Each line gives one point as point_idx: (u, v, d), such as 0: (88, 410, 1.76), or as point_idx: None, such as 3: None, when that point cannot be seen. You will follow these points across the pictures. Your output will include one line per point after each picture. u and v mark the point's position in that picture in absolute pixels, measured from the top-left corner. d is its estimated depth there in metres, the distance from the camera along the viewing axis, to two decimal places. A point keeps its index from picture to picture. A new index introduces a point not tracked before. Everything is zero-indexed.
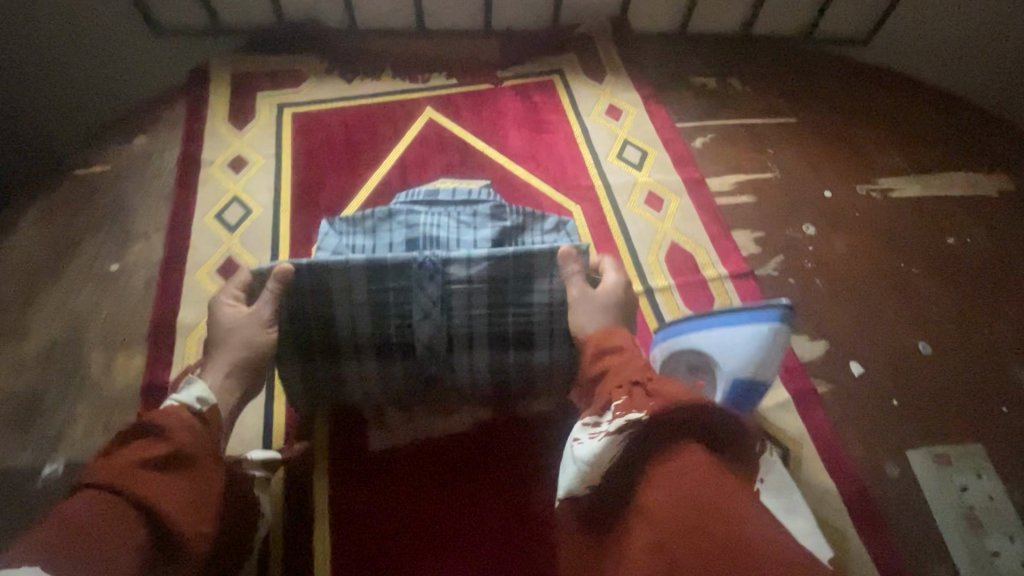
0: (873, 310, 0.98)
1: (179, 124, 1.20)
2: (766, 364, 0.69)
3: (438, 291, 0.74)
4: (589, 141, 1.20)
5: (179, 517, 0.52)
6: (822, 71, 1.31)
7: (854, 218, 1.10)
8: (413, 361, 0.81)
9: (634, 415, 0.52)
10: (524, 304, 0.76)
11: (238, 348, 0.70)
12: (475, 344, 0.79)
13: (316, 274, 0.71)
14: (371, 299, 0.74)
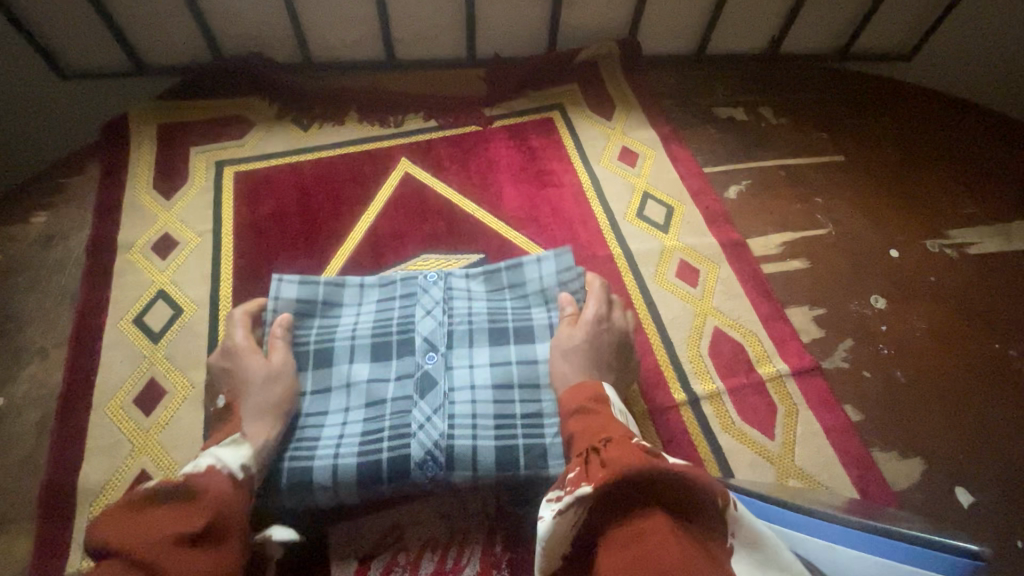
0: (970, 412, 0.79)
1: (90, 196, 0.96)
2: None
3: (442, 289, 0.73)
4: (602, 196, 0.98)
5: None
6: (862, 100, 1.13)
7: (930, 283, 0.90)
8: (408, 364, 0.68)
9: (583, 488, 0.42)
10: (523, 305, 0.74)
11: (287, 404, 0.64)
12: (478, 344, 0.70)
13: (333, 286, 0.74)
14: (378, 311, 0.73)
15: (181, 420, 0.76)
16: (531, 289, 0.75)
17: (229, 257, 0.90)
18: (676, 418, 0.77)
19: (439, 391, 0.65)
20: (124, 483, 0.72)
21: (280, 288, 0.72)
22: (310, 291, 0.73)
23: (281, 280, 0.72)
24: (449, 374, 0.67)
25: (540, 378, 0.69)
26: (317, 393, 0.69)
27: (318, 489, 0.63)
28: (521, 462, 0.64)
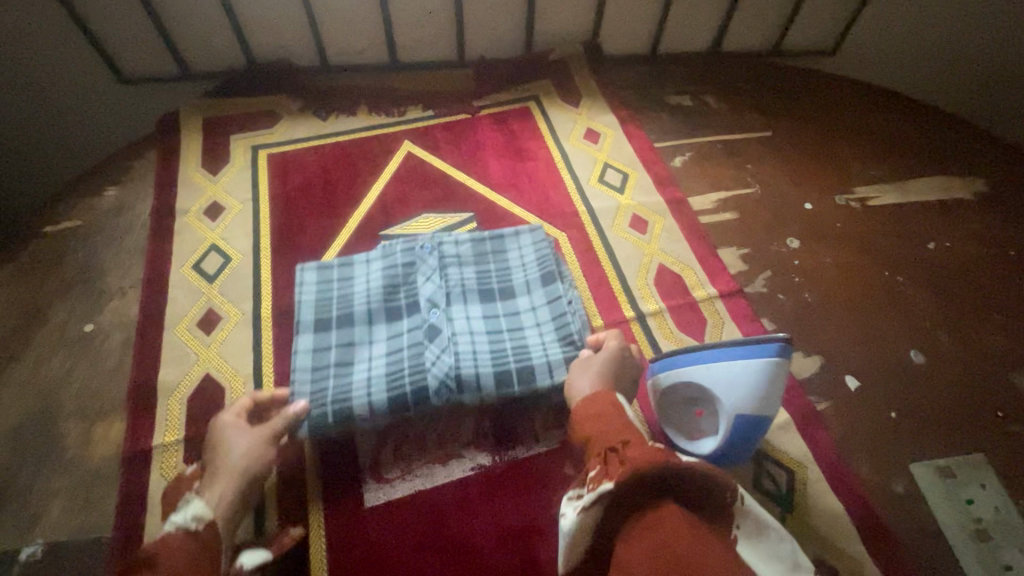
0: (864, 322, 0.98)
1: (151, 175, 1.17)
2: (768, 397, 0.66)
3: (436, 259, 0.93)
4: (570, 166, 1.20)
5: None
6: (789, 88, 1.34)
7: (836, 229, 1.11)
8: (416, 320, 0.88)
9: (605, 485, 0.58)
10: (504, 267, 0.95)
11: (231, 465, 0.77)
12: (469, 300, 0.90)
13: (344, 265, 0.95)
14: (385, 275, 0.93)
15: (235, 338, 0.96)
16: (510, 253, 0.97)
17: (267, 219, 1.11)
18: (627, 329, 0.97)
19: (444, 335, 0.85)
20: (192, 383, 0.91)
21: (302, 275, 0.94)
22: (326, 273, 0.94)
23: (302, 269, 0.95)
24: (449, 321, 0.87)
25: (521, 322, 0.89)
26: (344, 348, 0.87)
27: (358, 420, 0.81)
28: (515, 379, 0.83)
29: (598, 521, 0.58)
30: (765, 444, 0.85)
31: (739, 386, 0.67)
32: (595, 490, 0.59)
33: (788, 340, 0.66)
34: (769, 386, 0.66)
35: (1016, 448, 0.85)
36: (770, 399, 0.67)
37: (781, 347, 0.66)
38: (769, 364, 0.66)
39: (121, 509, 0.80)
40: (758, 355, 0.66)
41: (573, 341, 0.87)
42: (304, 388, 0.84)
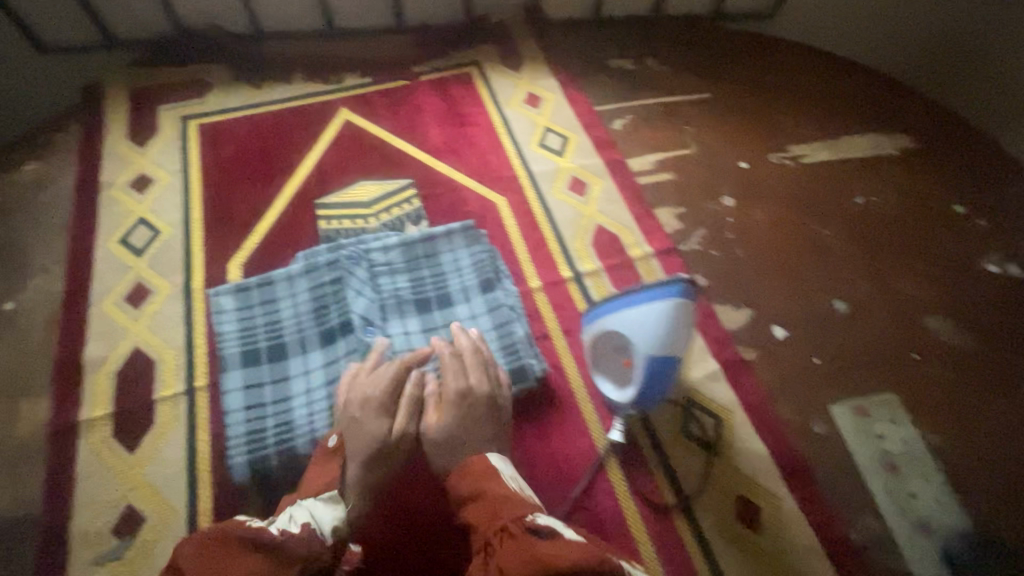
0: (793, 275, 1.02)
1: (74, 148, 1.13)
2: (675, 336, 0.71)
3: (364, 271, 0.91)
4: (510, 131, 1.19)
5: None
6: (728, 51, 1.35)
7: (768, 185, 1.14)
8: (352, 342, 0.85)
9: None
10: (438, 272, 0.94)
11: (365, 443, 0.71)
12: (405, 313, 0.90)
13: (265, 286, 0.89)
14: (312, 294, 0.89)
15: (165, 311, 0.94)
16: (443, 256, 0.95)
17: (198, 190, 1.08)
18: (565, 289, 0.99)
19: (384, 358, 0.84)
20: (121, 357, 0.89)
21: (219, 301, 0.87)
22: (246, 297, 0.88)
23: (217, 295, 0.87)
24: (389, 342, 0.86)
25: None
26: (278, 382, 0.82)
27: (304, 459, 0.77)
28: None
29: None
30: (694, 393, 0.89)
31: (650, 328, 0.72)
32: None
33: (691, 280, 0.71)
34: (676, 326, 0.71)
35: (929, 385, 0.89)
36: (679, 340, 0.72)
37: (683, 287, 0.71)
38: (673, 304, 0.71)
39: (47, 485, 0.79)
40: (663, 297, 0.71)
41: (516, 349, 0.88)
42: (238, 431, 0.78)
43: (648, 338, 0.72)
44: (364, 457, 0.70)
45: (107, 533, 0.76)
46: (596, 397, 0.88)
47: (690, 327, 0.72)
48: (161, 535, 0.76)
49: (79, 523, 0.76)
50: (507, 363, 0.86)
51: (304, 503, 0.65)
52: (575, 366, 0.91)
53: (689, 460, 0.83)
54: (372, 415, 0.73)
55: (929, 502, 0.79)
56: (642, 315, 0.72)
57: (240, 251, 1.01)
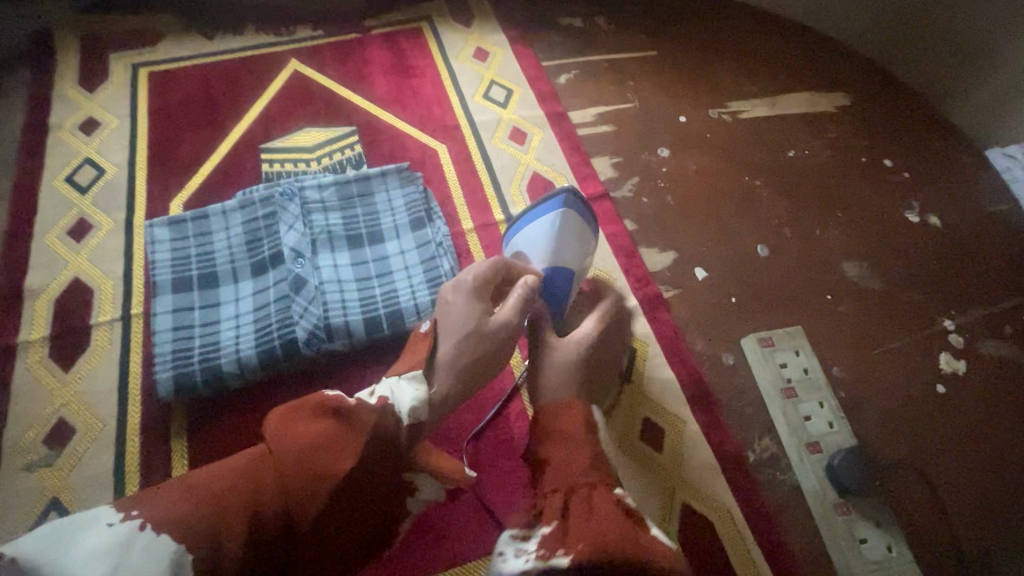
0: (719, 222, 1.05)
1: (23, 91, 1.15)
2: (565, 240, 0.86)
3: (298, 207, 0.94)
4: (456, 83, 1.22)
5: (283, 445, 0.58)
6: (678, 11, 1.37)
7: (704, 139, 1.17)
8: (281, 273, 0.89)
9: (557, 559, 0.54)
10: (371, 211, 0.98)
11: (466, 326, 0.71)
12: (336, 248, 0.93)
13: (199, 220, 0.92)
14: (245, 227, 0.92)
15: (106, 244, 0.97)
16: (377, 196, 0.99)
17: (144, 133, 1.10)
18: (497, 231, 1.02)
19: (311, 287, 0.87)
20: (60, 286, 0.92)
21: (153, 232, 0.89)
22: (180, 229, 0.91)
23: (152, 227, 0.90)
24: (317, 273, 0.90)
25: (390, 266, 0.93)
26: (208, 307, 0.86)
27: (228, 377, 0.82)
28: (384, 322, 0.88)
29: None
30: None
31: (545, 238, 0.87)
32: (545, 560, 0.55)
33: (571, 192, 0.89)
34: (563, 233, 0.87)
35: (833, 324, 0.95)
36: (570, 245, 0.87)
37: (563, 198, 0.88)
38: (558, 215, 0.87)
39: None
40: (549, 210, 0.88)
41: (441, 282, 0.91)
42: (167, 350, 0.83)
43: (543, 246, 0.86)
44: (458, 340, 0.70)
45: (38, 444, 0.79)
46: None
47: (577, 231, 0.87)
48: (91, 446, 0.80)
49: (13, 434, 0.80)
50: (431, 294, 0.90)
51: (392, 379, 0.67)
52: None
53: None
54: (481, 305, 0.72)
55: (819, 424, 0.86)
56: (535, 229, 0.87)
57: (181, 191, 1.03)
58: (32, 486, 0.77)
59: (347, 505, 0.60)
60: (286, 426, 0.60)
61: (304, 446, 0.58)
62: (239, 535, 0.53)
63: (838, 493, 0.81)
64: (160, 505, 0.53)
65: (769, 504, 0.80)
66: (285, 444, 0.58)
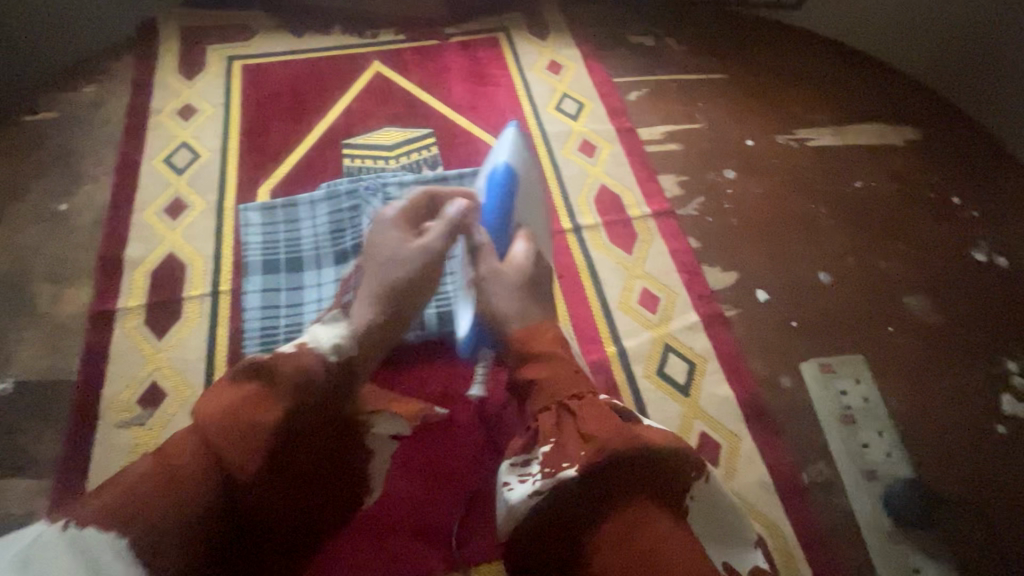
0: (782, 246, 1.07)
1: (128, 76, 1.23)
2: (516, 156, 0.87)
3: (380, 200, 1.00)
4: (529, 94, 1.26)
5: (202, 420, 0.61)
6: (748, 37, 1.39)
7: (771, 163, 1.18)
8: None
9: (566, 471, 0.60)
10: None
11: (376, 269, 0.76)
12: None
13: (289, 207, 0.98)
14: (331, 217, 0.98)
15: (199, 224, 1.04)
16: None
17: (236, 123, 1.17)
18: (564, 238, 1.05)
19: None
20: (157, 260, 0.99)
21: (247, 217, 0.98)
22: (271, 215, 0.98)
23: (246, 211, 0.98)
24: None
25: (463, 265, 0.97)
26: (292, 290, 0.92)
27: None
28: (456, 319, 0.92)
29: (552, 501, 0.60)
30: (672, 340, 0.95)
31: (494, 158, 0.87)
32: (552, 475, 0.61)
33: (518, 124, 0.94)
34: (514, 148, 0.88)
35: (895, 356, 0.96)
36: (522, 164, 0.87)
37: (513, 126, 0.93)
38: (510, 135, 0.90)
39: (86, 358, 0.88)
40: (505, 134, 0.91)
41: None
42: (255, 328, 0.89)
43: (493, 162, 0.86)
44: (383, 279, 0.75)
45: (133, 404, 0.85)
46: (580, 333, 0.95)
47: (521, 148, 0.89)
48: (180, 410, 0.86)
49: (111, 393, 0.86)
50: None
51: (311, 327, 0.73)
52: (565, 306, 0.98)
53: (661, 397, 0.90)
54: (394, 243, 0.77)
55: (878, 452, 0.87)
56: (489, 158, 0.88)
57: (269, 180, 1.10)
58: (126, 443, 0.82)
59: (292, 462, 0.63)
60: (204, 403, 0.63)
61: (224, 416, 0.61)
62: (193, 535, 0.57)
63: (895, 523, 0.82)
64: (101, 504, 0.56)
65: (822, 528, 0.82)
66: (209, 418, 0.61)
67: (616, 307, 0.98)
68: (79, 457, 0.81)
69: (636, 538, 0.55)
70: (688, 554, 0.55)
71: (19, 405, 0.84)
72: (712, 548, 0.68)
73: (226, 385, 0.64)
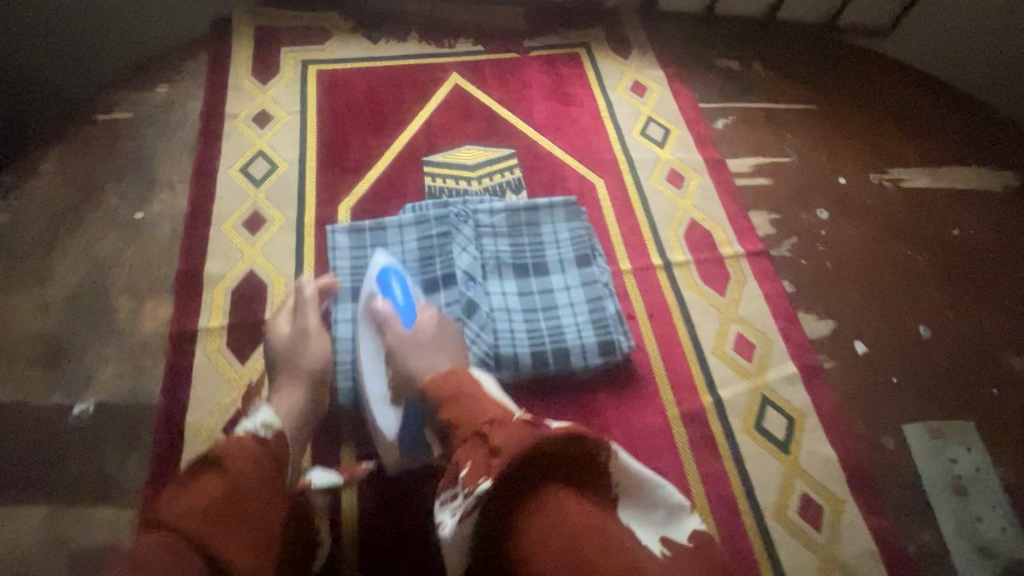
0: (880, 295, 1.03)
1: (201, 76, 1.19)
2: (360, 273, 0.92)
3: (471, 229, 0.97)
4: (614, 116, 1.22)
5: (176, 519, 0.50)
6: (836, 66, 1.34)
7: (864, 205, 1.14)
8: (453, 294, 0.93)
9: (483, 485, 0.54)
10: (537, 241, 0.99)
11: (296, 355, 0.80)
12: (503, 274, 0.96)
13: (377, 232, 0.97)
14: (420, 244, 0.96)
15: (279, 240, 1.00)
16: (543, 227, 1.00)
17: (314, 132, 1.13)
18: (654, 274, 1.01)
19: (482, 313, 0.91)
20: (238, 277, 0.95)
21: (335, 239, 0.96)
22: (360, 239, 0.96)
23: (335, 234, 0.96)
24: (487, 298, 0.93)
25: (555, 301, 0.94)
26: None
27: None
28: (550, 359, 0.89)
29: (480, 519, 0.54)
30: (770, 392, 0.91)
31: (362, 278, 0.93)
32: (470, 494, 0.55)
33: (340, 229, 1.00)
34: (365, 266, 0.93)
35: (1002, 421, 0.91)
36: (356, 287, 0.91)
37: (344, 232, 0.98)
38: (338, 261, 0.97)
39: (168, 380, 0.85)
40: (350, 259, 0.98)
41: (606, 324, 0.92)
42: (346, 359, 0.88)
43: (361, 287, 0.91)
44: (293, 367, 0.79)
45: (216, 432, 0.82)
46: (674, 378, 0.91)
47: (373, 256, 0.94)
48: None
49: (194, 419, 0.83)
50: (597, 336, 0.91)
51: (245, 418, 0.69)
52: (657, 348, 0.94)
53: (760, 453, 0.86)
54: (301, 336, 0.83)
55: (991, 527, 0.83)
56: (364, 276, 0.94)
57: (349, 196, 1.06)
58: None
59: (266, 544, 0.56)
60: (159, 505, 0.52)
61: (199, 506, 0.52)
62: None
63: None
64: None
65: None
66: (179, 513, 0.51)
67: (711, 353, 0.94)
68: (162, 487, 0.78)
69: (572, 540, 0.50)
70: (623, 554, 0.49)
71: (101, 428, 0.81)
72: (643, 530, 0.58)
73: (187, 483, 0.55)
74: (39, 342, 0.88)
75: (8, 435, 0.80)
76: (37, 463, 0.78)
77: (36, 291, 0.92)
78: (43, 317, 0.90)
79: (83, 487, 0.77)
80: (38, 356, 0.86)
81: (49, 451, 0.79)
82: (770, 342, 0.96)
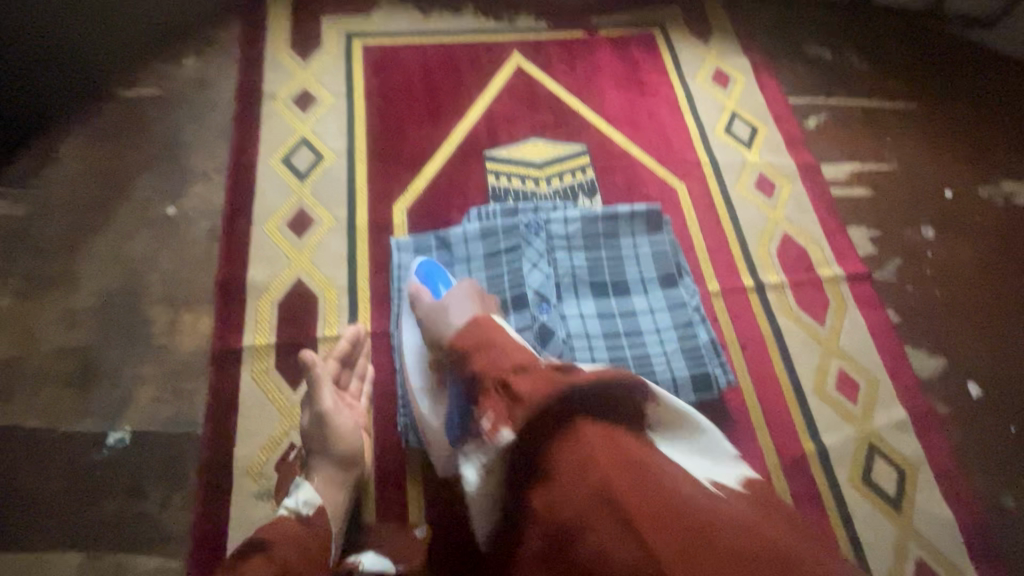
0: (994, 328, 0.92)
1: (234, 47, 1.05)
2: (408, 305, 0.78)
3: (543, 242, 0.85)
4: (695, 110, 1.08)
5: None
6: (940, 57, 1.19)
7: (974, 222, 1.02)
8: (524, 318, 0.81)
9: (503, 435, 0.49)
10: (616, 256, 0.87)
11: (319, 446, 0.68)
12: (580, 294, 0.84)
13: (442, 247, 0.86)
14: (487, 260, 0.85)
15: (329, 245, 0.89)
16: (622, 240, 0.88)
17: (362, 119, 1.01)
18: (746, 298, 0.91)
19: (558, 341, 0.79)
20: (285, 286, 0.85)
21: (399, 256, 0.86)
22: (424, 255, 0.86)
23: (399, 248, 0.86)
24: (564, 324, 0.81)
25: (639, 325, 0.82)
26: None
27: None
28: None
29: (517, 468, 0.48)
30: (877, 439, 0.82)
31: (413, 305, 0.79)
32: (492, 440, 0.49)
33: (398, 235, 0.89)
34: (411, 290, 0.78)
35: None
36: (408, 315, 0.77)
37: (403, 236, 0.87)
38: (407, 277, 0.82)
39: (212, 407, 0.77)
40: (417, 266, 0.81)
41: (700, 354, 0.80)
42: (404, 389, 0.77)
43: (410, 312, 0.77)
44: (321, 462, 0.67)
45: (268, 469, 0.74)
46: (771, 420, 0.82)
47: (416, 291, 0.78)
48: None
49: (244, 453, 0.74)
50: (690, 369, 0.79)
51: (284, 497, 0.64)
52: (752, 385, 0.84)
53: (869, 510, 0.78)
54: (317, 424, 0.69)
55: None
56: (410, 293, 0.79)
57: (405, 194, 0.94)
58: (265, 518, 0.71)
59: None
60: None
61: None
62: None
63: None
64: None
65: None
66: None
67: (811, 392, 0.84)
68: (211, 531, 0.70)
69: (620, 480, 0.44)
70: (648, 476, 0.45)
71: (142, 460, 0.74)
72: (687, 462, 0.52)
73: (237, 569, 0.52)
74: (70, 357, 0.79)
75: (40, 466, 0.73)
76: (75, 499, 0.71)
77: (61, 297, 0.83)
78: (71, 327, 0.81)
79: (125, 530, 0.70)
80: (69, 373, 0.78)
81: (87, 485, 0.72)
82: (875, 382, 0.86)
